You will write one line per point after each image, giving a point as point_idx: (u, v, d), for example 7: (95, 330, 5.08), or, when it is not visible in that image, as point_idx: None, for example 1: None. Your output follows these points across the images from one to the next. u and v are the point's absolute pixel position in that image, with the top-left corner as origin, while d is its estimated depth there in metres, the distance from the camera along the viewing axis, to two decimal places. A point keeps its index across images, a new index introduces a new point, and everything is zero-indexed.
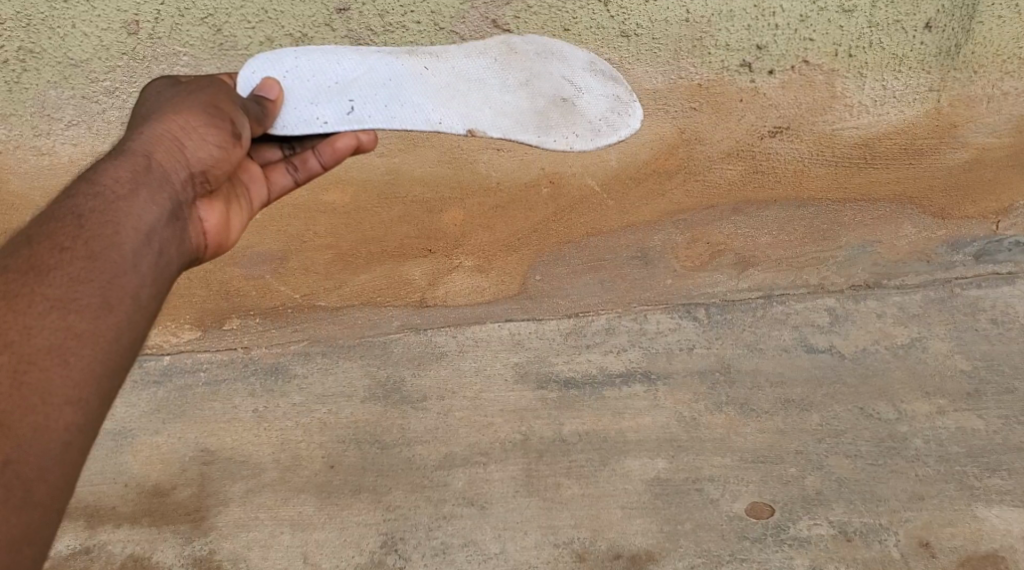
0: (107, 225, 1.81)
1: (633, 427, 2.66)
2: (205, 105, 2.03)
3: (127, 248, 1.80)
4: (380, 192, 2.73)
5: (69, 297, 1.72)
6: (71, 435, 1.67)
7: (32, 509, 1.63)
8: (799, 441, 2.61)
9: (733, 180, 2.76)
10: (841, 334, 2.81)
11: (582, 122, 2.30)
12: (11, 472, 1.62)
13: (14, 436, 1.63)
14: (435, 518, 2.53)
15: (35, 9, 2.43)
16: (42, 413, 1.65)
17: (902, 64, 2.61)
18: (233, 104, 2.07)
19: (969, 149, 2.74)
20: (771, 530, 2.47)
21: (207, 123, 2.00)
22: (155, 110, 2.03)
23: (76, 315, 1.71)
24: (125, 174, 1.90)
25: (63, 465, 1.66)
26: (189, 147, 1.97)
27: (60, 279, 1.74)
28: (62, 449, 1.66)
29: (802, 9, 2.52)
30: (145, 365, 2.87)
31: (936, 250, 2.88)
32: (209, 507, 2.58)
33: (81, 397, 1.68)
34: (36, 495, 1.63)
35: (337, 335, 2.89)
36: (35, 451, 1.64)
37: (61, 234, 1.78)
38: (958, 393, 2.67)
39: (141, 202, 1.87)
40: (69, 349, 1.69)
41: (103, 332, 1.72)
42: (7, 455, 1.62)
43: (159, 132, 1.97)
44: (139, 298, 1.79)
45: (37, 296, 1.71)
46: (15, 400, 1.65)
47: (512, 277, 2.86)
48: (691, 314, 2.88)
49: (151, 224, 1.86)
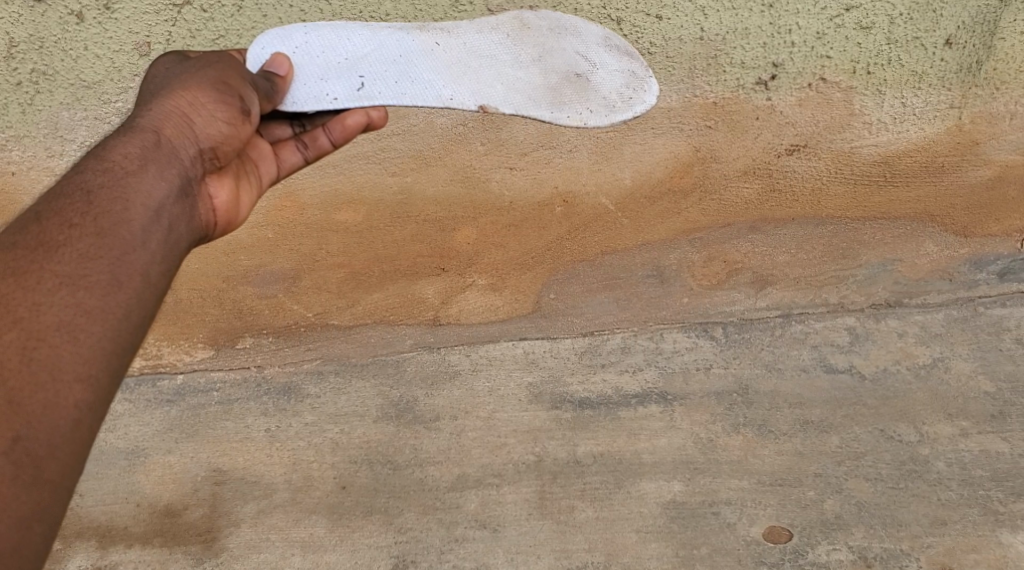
0: (116, 202, 1.79)
1: (648, 448, 2.62)
2: (214, 80, 1.98)
3: (136, 224, 1.78)
4: (392, 211, 2.72)
5: (78, 273, 1.71)
6: (81, 412, 1.65)
7: (42, 487, 1.61)
8: (817, 463, 2.56)
9: (750, 199, 2.73)
10: (861, 354, 2.75)
11: (596, 97, 2.26)
12: (20, 449, 1.60)
13: (23, 413, 1.61)
14: (447, 541, 2.50)
15: (48, 32, 2.43)
16: (51, 390, 1.63)
17: (922, 81, 2.58)
18: (242, 80, 2.02)
19: (992, 166, 2.70)
20: (789, 555, 2.43)
21: (216, 99, 1.96)
22: (163, 87, 2.00)
23: (85, 292, 1.70)
24: (135, 150, 1.87)
25: (73, 443, 1.63)
26: (197, 122, 1.94)
27: (68, 255, 1.72)
28: (71, 427, 1.64)
29: (819, 26, 2.50)
30: (159, 384, 2.85)
31: (957, 268, 2.81)
32: (220, 527, 2.57)
33: (91, 374, 1.66)
34: (46, 473, 1.61)
35: (349, 354, 2.86)
36: (45, 428, 1.62)
37: (70, 210, 1.76)
38: (982, 415, 2.62)
39: (150, 177, 1.85)
40: (78, 326, 1.68)
41: (112, 310, 1.70)
42: (17, 432, 1.60)
43: (167, 108, 1.93)
44: (149, 275, 1.77)
45: (46, 273, 1.70)
46: (23, 378, 1.63)
47: (526, 294, 2.84)
48: (708, 333, 2.82)
49: (160, 201, 1.84)
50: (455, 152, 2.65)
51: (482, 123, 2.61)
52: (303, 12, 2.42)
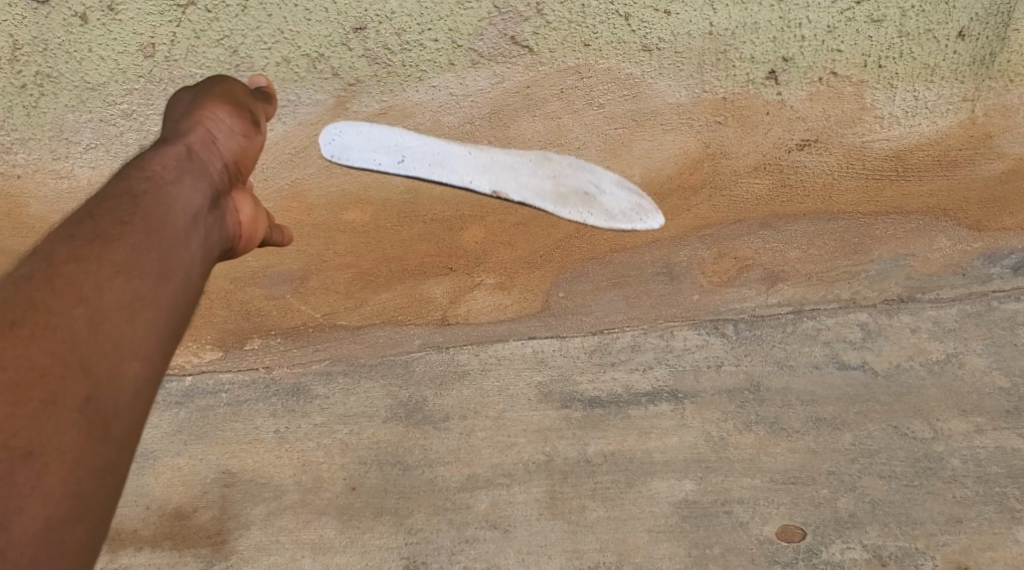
0: (159, 206, 1.89)
1: (659, 447, 2.60)
2: (228, 99, 2.13)
3: (179, 228, 1.88)
4: (399, 210, 2.72)
5: (134, 263, 1.80)
6: (141, 385, 1.74)
7: (111, 446, 1.68)
8: (830, 461, 2.54)
9: (761, 195, 2.71)
10: (873, 350, 2.72)
11: None
12: (93, 408, 1.68)
13: (94, 376, 1.69)
14: (458, 542, 2.49)
15: (52, 34, 2.42)
16: (116, 361, 1.72)
17: (934, 74, 2.56)
18: (250, 97, 2.18)
19: (1006, 159, 2.67)
20: (803, 554, 2.41)
21: (233, 115, 2.11)
22: (184, 110, 2.11)
23: (140, 280, 1.78)
24: (171, 162, 1.98)
25: (135, 412, 1.72)
26: (219, 140, 2.07)
27: (121, 247, 1.80)
28: (133, 396, 1.72)
29: (828, 20, 2.48)
30: (168, 386, 2.84)
31: (971, 263, 2.77)
32: (230, 530, 2.56)
33: (148, 353, 1.76)
34: (114, 433, 1.69)
35: (359, 354, 2.82)
36: (113, 393, 1.70)
37: (118, 210, 1.85)
38: (997, 411, 2.59)
39: (186, 188, 1.95)
40: (135, 309, 1.76)
41: (162, 299, 1.79)
42: (89, 393, 1.68)
43: (194, 126, 2.06)
44: (191, 274, 1.86)
45: (105, 259, 1.78)
46: (90, 348, 1.70)
47: (535, 293, 2.81)
48: (718, 330, 2.77)
49: (196, 208, 1.94)
50: (462, 150, 2.63)
51: (490, 122, 2.62)
52: (307, 10, 2.44)
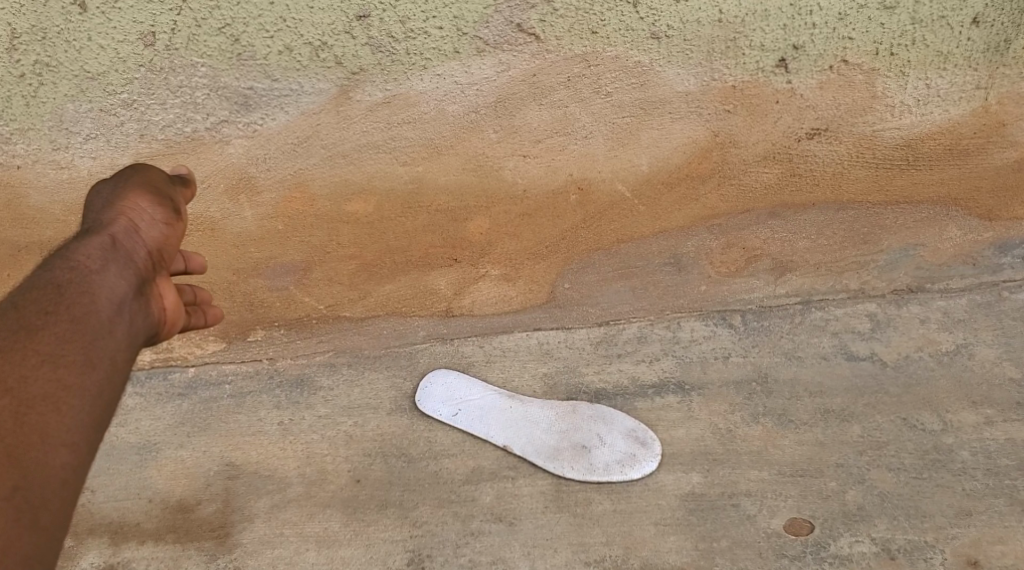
0: (84, 296, 1.91)
1: (666, 440, 2.57)
2: (148, 186, 2.12)
3: (103, 316, 1.90)
4: (404, 201, 2.68)
5: (59, 352, 1.83)
6: (67, 472, 1.77)
7: (39, 534, 1.72)
8: (838, 453, 2.51)
9: (770, 184, 2.68)
10: (882, 342, 2.69)
11: None
12: (20, 496, 1.72)
13: (19, 466, 1.74)
14: (463, 535, 2.46)
15: (50, 22, 2.39)
16: (42, 450, 1.76)
17: (947, 61, 2.52)
18: (171, 185, 2.17)
19: (1019, 148, 2.63)
20: (811, 548, 2.38)
21: (154, 203, 2.09)
22: (100, 201, 2.09)
23: (66, 368, 1.82)
24: (96, 251, 1.98)
25: (63, 499, 1.76)
26: (142, 227, 2.05)
27: (48, 337, 1.84)
28: (60, 485, 1.76)
29: (840, 7, 2.44)
30: (171, 377, 2.82)
31: (981, 252, 2.75)
32: (233, 523, 2.53)
33: (76, 440, 1.79)
34: (42, 521, 1.73)
35: (363, 346, 2.82)
36: (39, 482, 1.74)
37: (45, 299, 1.88)
38: (1007, 402, 2.56)
39: (112, 276, 1.96)
40: (62, 398, 1.80)
41: (88, 387, 1.83)
42: (16, 482, 1.73)
43: (116, 215, 2.05)
44: (117, 360, 1.89)
45: (30, 350, 1.82)
46: (17, 437, 1.75)
47: (541, 284, 2.79)
48: (726, 321, 2.76)
49: (120, 298, 1.95)
50: (467, 139, 2.61)
51: (495, 110, 2.57)
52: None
